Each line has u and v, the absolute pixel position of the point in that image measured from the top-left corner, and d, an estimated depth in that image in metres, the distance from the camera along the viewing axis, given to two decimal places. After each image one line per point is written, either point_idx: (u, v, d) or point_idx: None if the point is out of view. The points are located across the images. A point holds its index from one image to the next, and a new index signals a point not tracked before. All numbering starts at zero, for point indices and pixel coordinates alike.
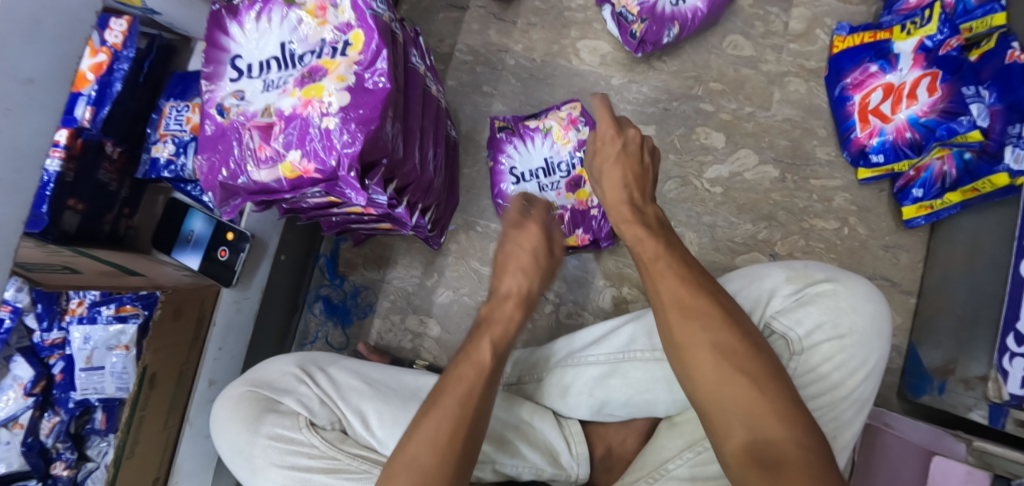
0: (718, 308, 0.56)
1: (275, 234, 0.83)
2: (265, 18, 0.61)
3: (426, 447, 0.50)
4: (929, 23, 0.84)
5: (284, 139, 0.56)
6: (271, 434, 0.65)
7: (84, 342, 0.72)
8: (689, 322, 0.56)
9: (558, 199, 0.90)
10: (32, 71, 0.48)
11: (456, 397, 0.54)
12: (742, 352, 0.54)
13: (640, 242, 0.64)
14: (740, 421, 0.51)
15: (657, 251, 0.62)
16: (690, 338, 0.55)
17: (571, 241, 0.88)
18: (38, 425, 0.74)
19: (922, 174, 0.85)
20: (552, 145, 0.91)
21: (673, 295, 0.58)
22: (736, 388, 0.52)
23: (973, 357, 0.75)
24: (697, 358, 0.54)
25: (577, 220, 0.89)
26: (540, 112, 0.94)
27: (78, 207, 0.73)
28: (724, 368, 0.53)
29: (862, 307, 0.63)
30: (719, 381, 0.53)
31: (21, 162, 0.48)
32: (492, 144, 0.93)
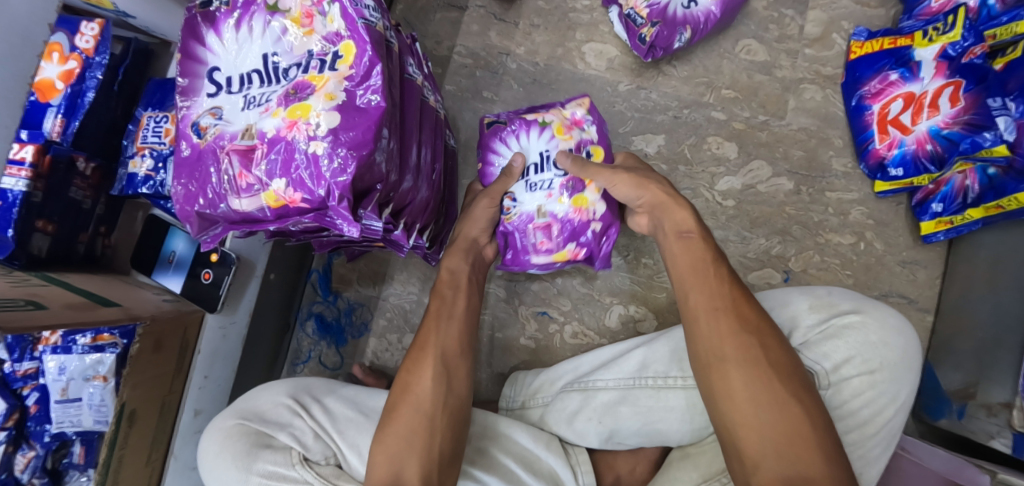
0: (774, 331, 0.57)
1: (262, 254, 0.79)
2: (245, 26, 0.56)
3: (405, 405, 0.61)
4: (952, 30, 0.79)
5: (267, 165, 0.51)
6: (264, 471, 0.58)
7: (58, 373, 0.64)
8: (746, 338, 0.56)
9: (547, 203, 0.77)
10: None
11: (418, 359, 0.65)
12: (792, 376, 0.54)
13: (697, 244, 0.64)
14: (778, 447, 0.51)
15: (717, 256, 0.62)
16: (748, 353, 0.55)
17: (560, 255, 0.78)
18: (12, 461, 0.68)
19: (943, 187, 0.82)
20: (549, 139, 0.78)
21: (734, 308, 0.58)
22: (781, 414, 0.52)
23: (994, 382, 0.72)
24: (752, 378, 0.54)
25: (568, 232, 0.77)
26: (540, 108, 0.82)
27: (48, 229, 0.67)
28: (774, 391, 0.53)
29: (893, 341, 0.59)
30: (767, 402, 0.53)
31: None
32: (480, 141, 0.80)
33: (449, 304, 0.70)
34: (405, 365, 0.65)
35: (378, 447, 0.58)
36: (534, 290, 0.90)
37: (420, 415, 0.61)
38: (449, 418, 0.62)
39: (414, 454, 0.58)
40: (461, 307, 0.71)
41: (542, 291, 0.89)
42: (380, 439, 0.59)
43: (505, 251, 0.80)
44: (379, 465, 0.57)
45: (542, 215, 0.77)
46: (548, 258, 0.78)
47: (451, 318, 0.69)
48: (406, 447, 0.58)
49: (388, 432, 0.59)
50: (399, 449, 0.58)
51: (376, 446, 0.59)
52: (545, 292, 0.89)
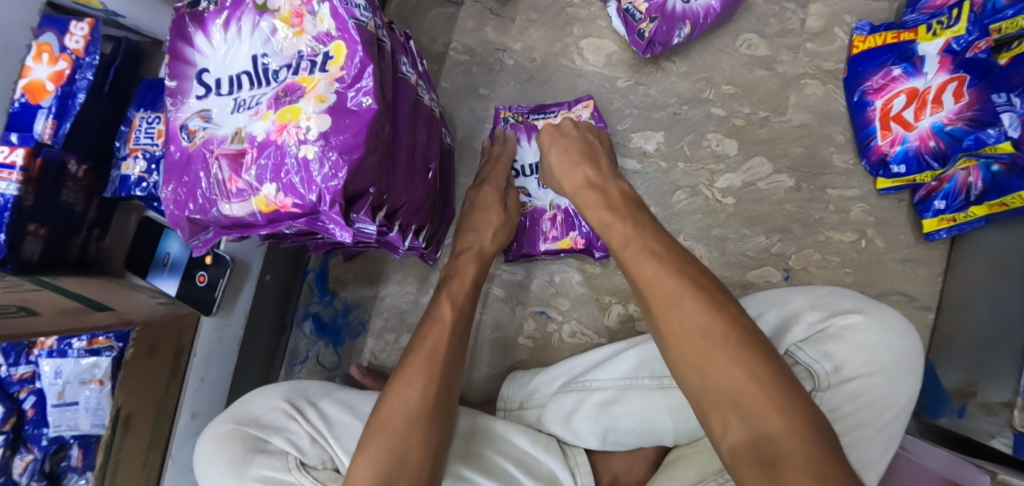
0: (701, 286, 0.48)
1: (258, 256, 0.78)
2: (234, 26, 0.55)
3: (398, 409, 0.57)
4: (956, 23, 0.78)
5: (257, 170, 0.50)
6: (260, 476, 0.58)
7: (54, 377, 0.66)
8: (668, 306, 0.48)
9: (555, 199, 0.84)
10: None
11: (427, 366, 0.61)
12: (727, 330, 0.46)
13: (613, 229, 0.59)
14: (733, 410, 0.43)
15: (627, 238, 0.56)
16: (672, 321, 0.48)
17: (564, 243, 0.84)
18: (10, 464, 0.68)
19: (945, 184, 0.81)
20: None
21: (657, 280, 0.50)
22: (727, 374, 0.44)
23: (995, 382, 0.72)
24: (682, 348, 0.47)
25: (570, 223, 0.84)
26: (550, 105, 0.88)
27: (40, 232, 0.67)
28: (710, 352, 0.45)
29: (894, 344, 0.58)
30: (709, 366, 0.45)
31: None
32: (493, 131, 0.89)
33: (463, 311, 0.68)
34: (405, 366, 0.61)
35: (358, 463, 0.54)
36: (532, 289, 0.89)
37: (408, 427, 0.56)
38: (439, 433, 0.58)
39: (405, 471, 0.54)
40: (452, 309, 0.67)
41: (539, 290, 0.89)
42: (365, 446, 0.55)
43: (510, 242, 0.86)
44: (360, 476, 0.53)
45: (551, 207, 0.84)
46: (552, 245, 0.84)
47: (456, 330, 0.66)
48: (401, 454, 0.54)
49: (376, 435, 0.55)
50: (389, 466, 0.54)
51: (360, 454, 0.55)
52: (542, 292, 0.89)
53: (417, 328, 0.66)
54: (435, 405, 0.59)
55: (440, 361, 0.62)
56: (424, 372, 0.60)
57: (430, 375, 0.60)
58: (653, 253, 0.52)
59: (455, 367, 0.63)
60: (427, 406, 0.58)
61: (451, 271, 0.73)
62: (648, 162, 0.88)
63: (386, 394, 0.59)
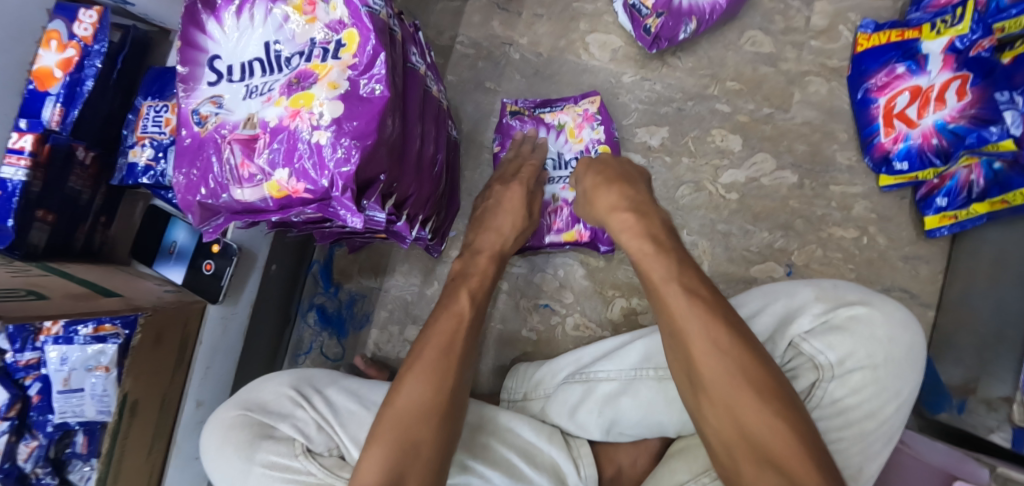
0: (742, 335, 0.53)
1: (264, 245, 0.78)
2: (246, 13, 0.55)
3: (411, 399, 0.58)
4: (960, 22, 0.78)
5: (269, 154, 0.51)
6: (266, 462, 0.59)
7: (60, 364, 0.59)
8: (715, 355, 0.52)
9: (561, 192, 0.85)
10: None
11: (442, 361, 0.62)
12: (768, 386, 0.51)
13: (646, 260, 0.61)
14: (769, 464, 0.48)
15: (669, 274, 0.58)
16: (717, 368, 0.52)
17: (569, 235, 0.84)
18: (15, 450, 0.69)
19: (947, 182, 0.81)
20: (565, 142, 0.86)
21: (700, 326, 0.54)
22: (767, 428, 0.49)
23: (995, 377, 0.72)
24: (726, 394, 0.51)
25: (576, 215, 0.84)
26: (556, 99, 0.89)
27: (48, 219, 0.67)
28: (753, 405, 0.50)
29: (898, 336, 0.59)
30: (750, 417, 0.50)
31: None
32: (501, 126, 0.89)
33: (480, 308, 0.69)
34: (416, 358, 0.62)
35: (369, 453, 0.54)
36: (536, 282, 0.89)
37: (419, 419, 0.56)
38: (450, 430, 0.58)
39: (416, 464, 0.54)
40: (468, 305, 0.68)
41: (543, 283, 0.89)
42: (376, 436, 0.55)
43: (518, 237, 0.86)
44: (370, 465, 0.53)
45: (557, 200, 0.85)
46: (557, 238, 0.85)
47: (465, 320, 0.67)
48: (413, 445, 0.55)
49: (388, 424, 0.56)
50: (401, 457, 0.54)
51: (371, 443, 0.55)
52: (546, 285, 0.89)
53: (430, 321, 0.66)
54: (450, 403, 0.59)
55: (455, 358, 0.62)
56: (438, 367, 0.61)
57: (443, 370, 0.61)
58: (693, 296, 0.56)
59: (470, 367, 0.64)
60: (442, 402, 0.59)
61: (461, 268, 0.74)
62: (653, 158, 0.89)
63: (398, 385, 0.59)
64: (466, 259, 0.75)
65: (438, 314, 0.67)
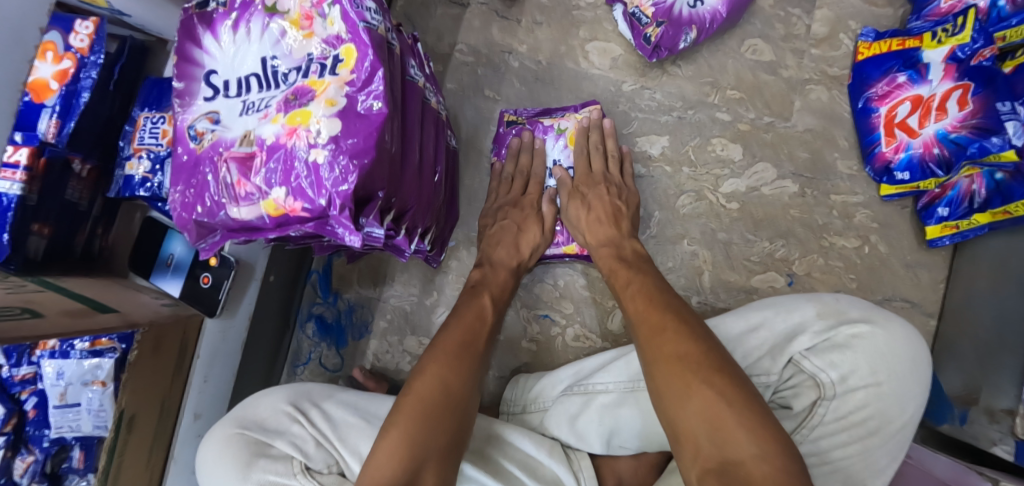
0: (684, 326, 0.57)
1: (262, 256, 0.78)
2: (243, 28, 0.54)
3: (431, 387, 0.59)
4: (961, 31, 0.78)
5: (266, 173, 0.50)
6: (264, 482, 0.58)
7: (57, 378, 0.67)
8: (658, 339, 0.57)
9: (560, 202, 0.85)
10: None
11: (459, 356, 0.63)
12: (705, 361, 0.53)
13: (618, 274, 0.71)
14: (706, 435, 0.49)
15: (631, 284, 0.68)
16: (661, 351, 0.56)
17: (568, 247, 0.85)
18: (12, 466, 0.69)
19: (949, 191, 0.81)
20: (563, 148, 0.86)
21: (647, 319, 0.61)
22: (701, 398, 0.51)
23: (999, 388, 0.72)
24: (666, 371, 0.54)
25: None
26: (555, 108, 0.89)
27: (44, 231, 0.67)
28: (687, 378, 0.52)
29: (903, 351, 0.58)
30: (685, 390, 0.52)
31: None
32: (499, 136, 0.89)
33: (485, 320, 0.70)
34: (435, 350, 0.64)
35: (387, 436, 0.54)
36: (536, 292, 0.89)
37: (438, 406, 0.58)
38: (460, 416, 0.58)
39: (434, 451, 0.54)
40: (489, 305, 0.72)
41: (543, 293, 0.89)
42: (396, 420, 0.56)
43: None
44: (389, 449, 0.53)
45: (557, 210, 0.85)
46: (557, 250, 0.85)
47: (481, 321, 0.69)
48: (435, 431, 0.55)
49: (408, 410, 0.57)
50: (421, 442, 0.54)
51: (391, 427, 0.55)
52: (546, 295, 0.88)
53: (453, 318, 0.69)
54: (469, 396, 0.61)
55: (473, 349, 0.65)
56: (459, 358, 0.63)
57: (461, 362, 0.63)
58: (646, 297, 0.64)
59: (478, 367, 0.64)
60: (461, 391, 0.60)
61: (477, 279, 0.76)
62: (653, 167, 0.89)
63: (419, 373, 0.61)
64: (484, 270, 0.77)
65: (460, 311, 0.70)
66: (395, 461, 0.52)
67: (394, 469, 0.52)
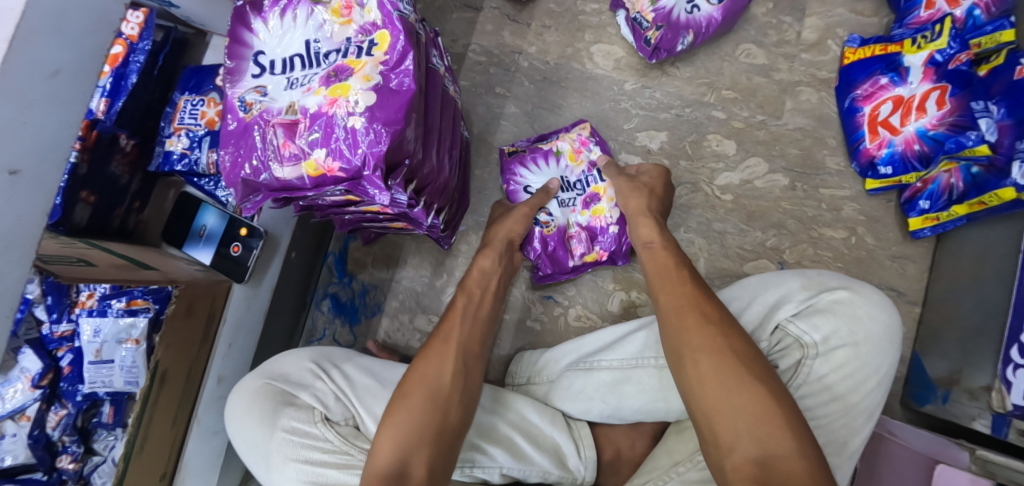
0: (736, 325, 0.60)
1: (287, 230, 0.83)
2: (289, 14, 0.61)
3: (428, 381, 0.64)
4: (939, 37, 0.85)
5: (309, 137, 0.56)
6: (288, 427, 0.64)
7: (94, 335, 0.73)
8: (709, 330, 0.59)
9: (572, 216, 0.90)
10: (58, 62, 0.45)
11: (443, 346, 0.68)
12: (756, 360, 0.57)
13: (662, 252, 0.72)
14: (748, 430, 0.52)
15: (679, 264, 0.69)
16: (704, 347, 0.58)
17: (590, 256, 0.89)
18: (45, 418, 0.74)
19: (930, 185, 0.86)
20: (566, 166, 0.91)
21: (694, 308, 0.62)
22: (750, 395, 0.54)
23: (977, 368, 0.76)
24: (716, 365, 0.56)
25: (592, 236, 0.89)
26: (548, 135, 0.95)
27: (90, 200, 0.72)
28: (740, 374, 0.55)
29: (877, 316, 0.63)
30: (734, 386, 0.55)
31: (46, 152, 0.46)
32: (503, 166, 0.93)
33: (475, 305, 0.75)
34: (431, 348, 0.68)
35: (384, 432, 0.59)
36: None
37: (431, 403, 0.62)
38: (463, 408, 0.63)
39: (425, 443, 0.59)
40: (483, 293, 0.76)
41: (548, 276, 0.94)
42: (393, 415, 0.60)
43: (541, 267, 0.89)
44: (385, 445, 0.58)
45: (570, 224, 0.90)
46: (580, 261, 0.89)
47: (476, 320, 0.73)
48: (427, 429, 0.59)
49: (403, 407, 0.61)
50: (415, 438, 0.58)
51: (385, 423, 0.59)
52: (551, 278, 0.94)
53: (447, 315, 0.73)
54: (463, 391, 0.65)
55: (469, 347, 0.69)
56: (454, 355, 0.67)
57: (450, 354, 0.67)
58: (695, 284, 0.65)
59: (477, 362, 0.69)
60: (457, 388, 0.64)
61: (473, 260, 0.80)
62: (652, 160, 0.95)
63: (415, 371, 0.65)
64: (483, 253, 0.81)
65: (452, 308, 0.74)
66: (391, 455, 0.57)
67: (389, 463, 0.56)
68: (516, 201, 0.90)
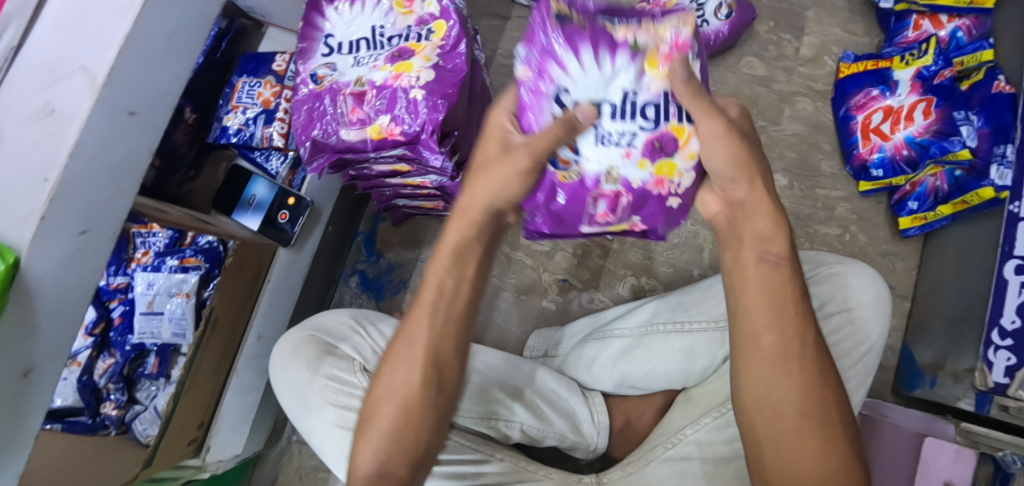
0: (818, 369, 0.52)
1: (328, 203, 0.89)
2: (358, 4, 0.69)
3: (397, 390, 0.57)
4: (925, 55, 0.94)
5: (375, 105, 0.64)
6: (330, 375, 0.70)
7: (147, 288, 0.79)
8: (788, 377, 0.52)
9: (619, 162, 0.53)
10: (176, 25, 0.54)
11: (409, 350, 0.57)
12: (836, 420, 0.52)
13: (735, 227, 0.56)
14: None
15: (757, 250, 0.55)
16: (753, 387, 0.53)
17: (614, 228, 0.59)
18: (94, 365, 0.80)
19: (917, 188, 0.93)
20: (637, 76, 0.51)
21: (770, 337, 0.53)
22: (823, 457, 0.50)
23: (962, 353, 0.82)
24: (789, 420, 0.51)
25: (637, 203, 0.55)
26: (622, 12, 0.54)
27: (155, 164, 0.81)
28: (820, 437, 0.51)
29: (867, 286, 0.70)
30: (804, 444, 0.51)
31: (160, 98, 0.55)
32: (534, 34, 0.52)
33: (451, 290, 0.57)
34: (395, 347, 0.59)
35: (362, 449, 0.56)
36: (557, 260, 1.00)
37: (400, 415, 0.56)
38: (435, 415, 0.57)
39: (398, 456, 0.55)
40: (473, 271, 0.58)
41: (563, 261, 1.00)
42: (365, 431, 0.57)
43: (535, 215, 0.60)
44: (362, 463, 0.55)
45: (613, 181, 0.54)
46: (600, 229, 0.59)
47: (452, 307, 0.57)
48: (400, 443, 0.55)
49: (374, 422, 0.57)
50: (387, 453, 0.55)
51: (361, 440, 0.57)
52: (566, 263, 1.00)
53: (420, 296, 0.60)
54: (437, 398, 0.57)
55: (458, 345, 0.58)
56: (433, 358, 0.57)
57: (418, 358, 0.56)
58: (773, 298, 0.53)
59: (453, 364, 0.58)
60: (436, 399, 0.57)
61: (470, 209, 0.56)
62: None
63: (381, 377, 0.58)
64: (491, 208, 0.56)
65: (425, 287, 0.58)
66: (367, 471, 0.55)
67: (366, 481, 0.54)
68: (525, 131, 0.55)
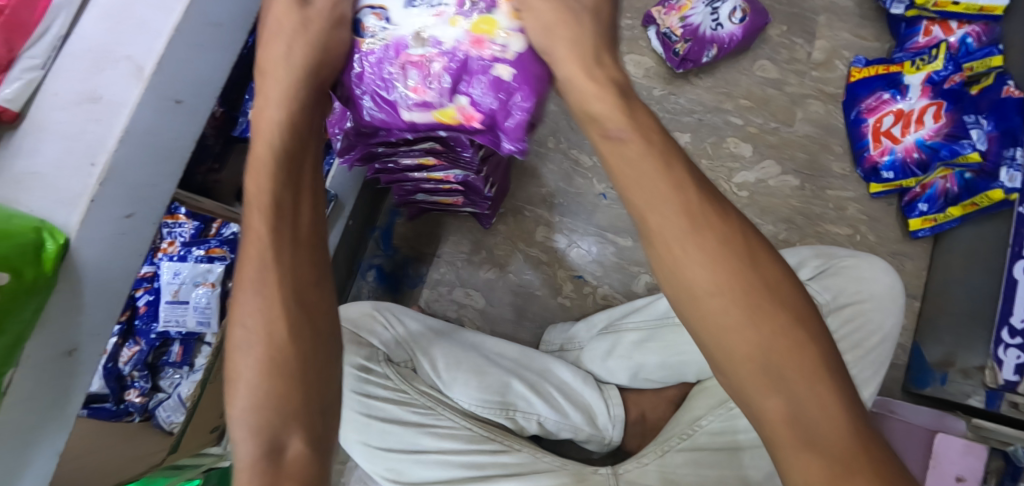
0: (747, 261, 0.39)
1: (351, 198, 0.91)
2: None
3: (255, 329, 0.42)
4: (935, 60, 0.96)
5: None
6: (357, 363, 0.73)
7: (173, 277, 0.80)
8: (717, 285, 0.38)
9: (423, 21, 0.50)
10: (220, 16, 0.55)
11: (258, 268, 0.43)
12: (782, 311, 0.38)
13: (596, 103, 0.45)
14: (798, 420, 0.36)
15: (611, 120, 0.44)
16: (730, 349, 0.37)
17: (442, 113, 0.51)
18: (120, 352, 0.82)
19: (927, 190, 0.96)
20: None
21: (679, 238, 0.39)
22: (797, 369, 0.37)
23: (971, 350, 0.85)
24: (747, 339, 0.37)
25: (456, 68, 0.49)
26: None
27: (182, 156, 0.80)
28: (781, 338, 0.37)
29: (880, 278, 0.71)
30: (767, 367, 0.37)
31: (203, 87, 0.56)
32: None
33: (288, 184, 0.47)
34: (246, 278, 0.43)
35: (236, 419, 0.41)
36: (572, 256, 1.02)
37: (269, 359, 0.41)
38: (323, 335, 0.44)
39: (292, 411, 0.41)
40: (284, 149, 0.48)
41: (578, 257, 1.02)
42: (232, 396, 0.41)
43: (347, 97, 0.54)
44: (242, 443, 0.40)
45: (421, 45, 0.50)
46: (422, 114, 0.51)
47: (289, 209, 0.46)
48: (275, 396, 0.41)
49: (237, 383, 0.41)
50: (268, 415, 0.40)
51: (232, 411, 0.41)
52: (580, 259, 1.02)
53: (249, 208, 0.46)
54: (317, 315, 0.44)
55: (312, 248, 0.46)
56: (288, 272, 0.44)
57: (274, 300, 0.43)
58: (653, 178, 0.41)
59: (324, 301, 0.45)
60: (317, 319, 0.44)
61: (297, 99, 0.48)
62: None
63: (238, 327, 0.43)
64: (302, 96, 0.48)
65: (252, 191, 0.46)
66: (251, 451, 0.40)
67: (252, 460, 0.40)
68: None
